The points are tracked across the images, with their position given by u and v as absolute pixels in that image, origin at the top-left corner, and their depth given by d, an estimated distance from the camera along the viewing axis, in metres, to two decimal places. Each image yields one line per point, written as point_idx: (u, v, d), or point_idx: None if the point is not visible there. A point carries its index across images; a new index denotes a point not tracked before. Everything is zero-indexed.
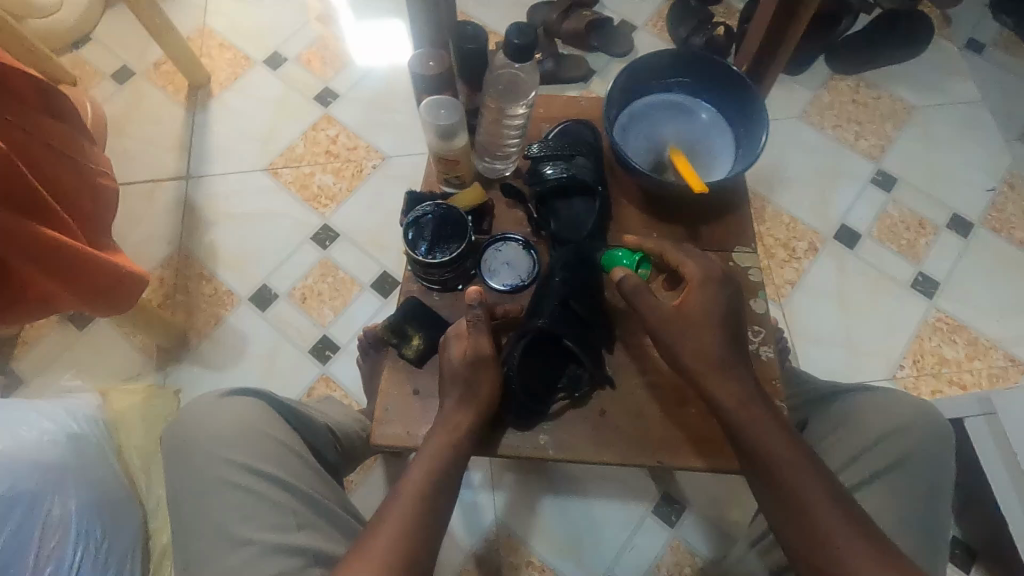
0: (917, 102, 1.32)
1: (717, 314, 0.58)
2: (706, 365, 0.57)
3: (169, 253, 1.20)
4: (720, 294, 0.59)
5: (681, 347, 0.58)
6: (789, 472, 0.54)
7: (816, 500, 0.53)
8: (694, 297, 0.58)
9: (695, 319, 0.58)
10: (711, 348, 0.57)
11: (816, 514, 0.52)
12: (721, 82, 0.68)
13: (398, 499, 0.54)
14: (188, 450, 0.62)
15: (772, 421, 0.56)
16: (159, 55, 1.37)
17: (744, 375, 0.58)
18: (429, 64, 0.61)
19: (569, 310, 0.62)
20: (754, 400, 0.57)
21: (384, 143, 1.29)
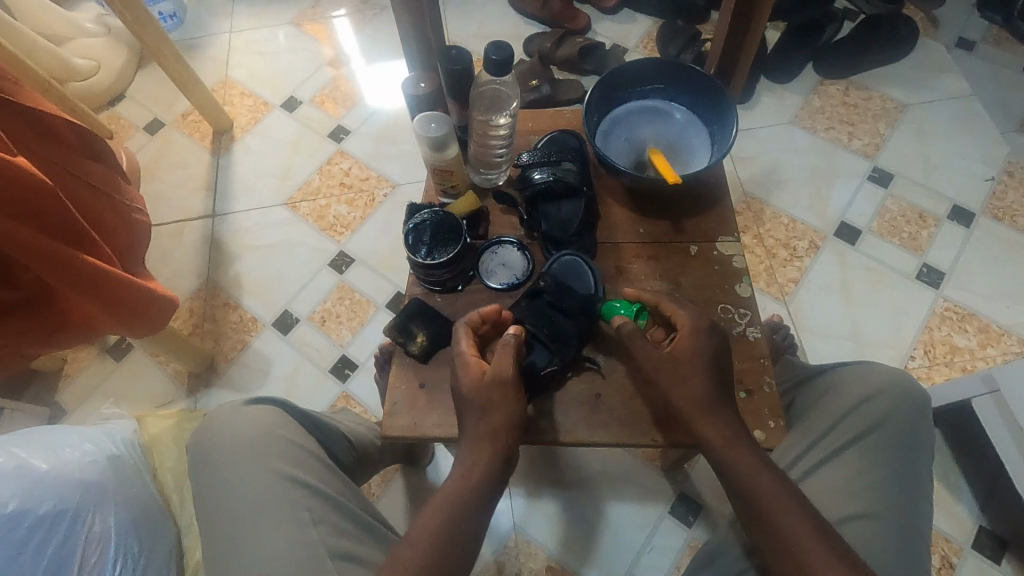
0: (908, 100, 1.35)
1: (708, 361, 0.59)
2: (694, 408, 0.58)
3: (198, 285, 1.27)
4: (710, 347, 0.60)
5: (673, 391, 0.59)
6: (769, 500, 0.55)
7: (799, 532, 0.53)
8: (683, 345, 0.60)
9: (685, 368, 0.59)
10: (698, 387, 0.59)
11: (799, 544, 0.52)
12: (692, 83, 0.73)
13: (413, 541, 0.54)
14: (213, 454, 0.66)
15: (758, 460, 0.56)
16: (187, 107, 1.49)
17: (730, 411, 0.59)
18: (420, 85, 0.70)
19: (557, 316, 0.65)
20: (739, 433, 0.58)
21: (394, 173, 1.37)
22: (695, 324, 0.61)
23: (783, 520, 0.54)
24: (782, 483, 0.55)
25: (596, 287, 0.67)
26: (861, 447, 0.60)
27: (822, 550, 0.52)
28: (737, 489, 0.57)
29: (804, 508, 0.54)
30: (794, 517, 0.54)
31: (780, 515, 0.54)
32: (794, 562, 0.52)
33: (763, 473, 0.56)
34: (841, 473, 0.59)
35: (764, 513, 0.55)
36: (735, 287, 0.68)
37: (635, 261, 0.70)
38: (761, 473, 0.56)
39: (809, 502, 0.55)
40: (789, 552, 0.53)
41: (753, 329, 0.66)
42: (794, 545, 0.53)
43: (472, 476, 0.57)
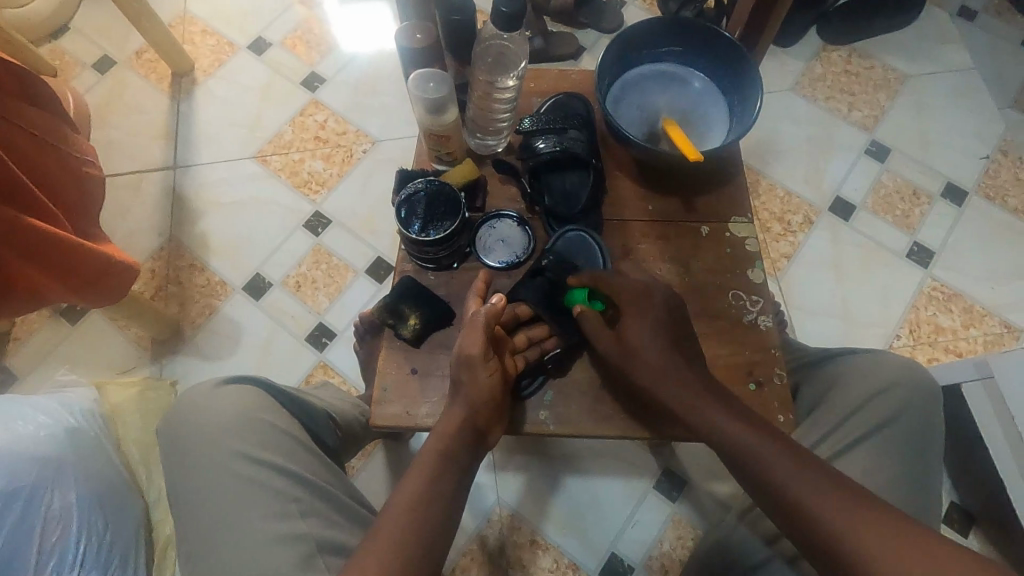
0: (909, 71, 1.32)
1: (651, 328, 0.58)
2: (658, 383, 0.57)
3: (160, 244, 1.18)
4: (653, 315, 0.58)
5: (634, 371, 0.58)
6: (753, 454, 0.52)
7: (792, 484, 0.50)
8: (630, 317, 0.59)
9: (634, 341, 0.58)
10: (651, 358, 0.57)
11: (798, 499, 0.49)
12: (714, 49, 0.67)
13: (392, 510, 0.51)
14: (187, 440, 0.61)
15: (733, 423, 0.54)
16: (141, 43, 1.34)
17: (692, 375, 0.57)
18: (416, 37, 0.61)
19: (557, 297, 0.62)
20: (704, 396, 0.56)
21: (373, 127, 1.27)
22: (632, 291, 0.59)
23: (771, 469, 0.51)
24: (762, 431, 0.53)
25: (602, 270, 0.63)
26: (874, 442, 0.59)
27: (818, 486, 0.49)
28: (726, 452, 0.54)
29: (790, 450, 0.52)
30: (781, 464, 0.51)
31: (770, 468, 0.51)
32: (794, 512, 0.49)
33: (741, 427, 0.54)
34: (854, 469, 0.58)
35: (753, 469, 0.52)
36: (747, 273, 0.65)
37: (643, 241, 0.66)
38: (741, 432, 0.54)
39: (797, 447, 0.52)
40: (786, 501, 0.50)
41: (763, 318, 0.63)
42: (788, 495, 0.50)
43: (453, 448, 0.55)
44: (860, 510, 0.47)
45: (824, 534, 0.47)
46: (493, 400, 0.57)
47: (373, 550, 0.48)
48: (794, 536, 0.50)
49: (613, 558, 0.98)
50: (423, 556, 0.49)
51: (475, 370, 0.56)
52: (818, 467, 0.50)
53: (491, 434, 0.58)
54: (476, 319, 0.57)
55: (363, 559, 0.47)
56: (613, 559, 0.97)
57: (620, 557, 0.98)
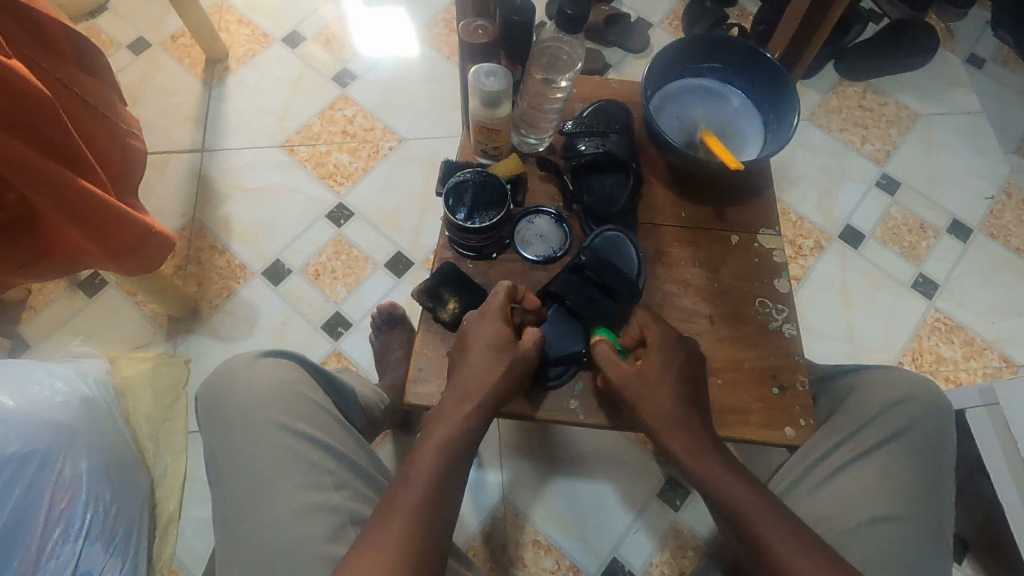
0: (920, 110, 1.36)
1: (676, 373, 0.59)
2: (662, 422, 0.58)
3: (182, 224, 1.19)
4: (678, 363, 0.60)
5: (644, 411, 0.58)
6: (750, 513, 0.55)
7: (781, 542, 0.53)
8: (653, 360, 0.59)
9: (653, 381, 0.59)
10: (667, 403, 0.58)
11: (782, 557, 0.52)
12: (753, 67, 0.70)
13: (406, 487, 0.53)
14: (226, 408, 0.62)
15: (726, 472, 0.57)
16: (177, 28, 1.37)
17: (697, 425, 0.58)
18: (478, 33, 0.64)
19: (596, 293, 0.64)
20: (707, 451, 0.57)
21: (400, 126, 1.30)
22: (665, 337, 0.60)
23: (765, 531, 0.54)
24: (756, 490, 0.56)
25: (638, 268, 0.65)
26: (892, 448, 0.61)
27: (807, 551, 0.52)
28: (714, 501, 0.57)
29: (783, 515, 0.55)
30: (777, 530, 0.53)
31: (757, 523, 0.54)
32: (778, 568, 0.52)
33: (744, 488, 0.56)
34: (871, 473, 0.60)
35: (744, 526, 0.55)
36: (773, 283, 0.67)
37: (675, 246, 0.68)
38: (730, 479, 0.56)
39: (785, 509, 0.55)
40: (772, 563, 0.53)
41: (787, 327, 0.65)
42: (775, 555, 0.52)
43: (473, 426, 0.57)
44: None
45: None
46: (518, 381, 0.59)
47: (391, 524, 0.51)
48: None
49: (614, 562, 0.98)
50: (435, 531, 0.52)
51: (500, 355, 0.58)
52: (799, 527, 0.54)
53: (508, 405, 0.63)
54: (496, 305, 0.60)
55: (380, 535, 0.50)
56: (614, 563, 0.98)
57: (620, 562, 0.98)
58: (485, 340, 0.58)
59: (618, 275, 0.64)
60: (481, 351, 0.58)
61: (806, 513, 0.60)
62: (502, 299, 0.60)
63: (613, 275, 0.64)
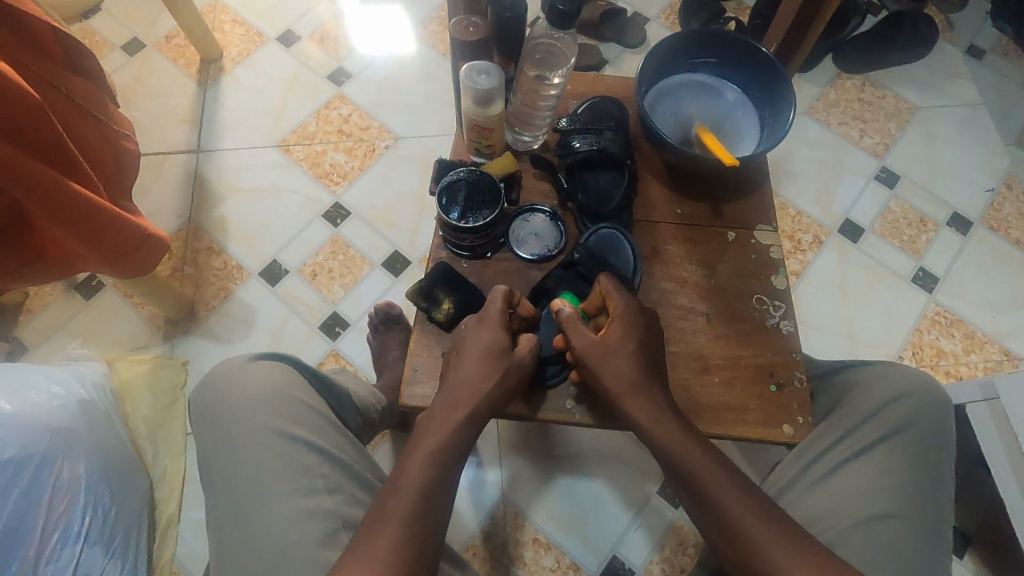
0: (919, 102, 1.36)
1: (638, 342, 0.59)
2: (625, 390, 0.58)
3: (178, 226, 1.19)
4: (639, 332, 0.60)
5: (605, 378, 0.58)
6: (712, 484, 0.55)
7: (744, 513, 0.53)
8: (616, 328, 0.59)
9: (616, 350, 0.58)
10: (629, 372, 0.58)
11: (745, 528, 0.53)
12: (748, 62, 0.70)
13: (399, 493, 0.53)
14: (220, 413, 0.62)
15: (689, 440, 0.57)
16: (171, 28, 1.36)
17: (657, 391, 0.59)
18: (469, 30, 0.63)
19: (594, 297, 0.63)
20: (669, 419, 0.58)
21: (396, 124, 1.29)
22: (626, 305, 0.60)
23: (726, 500, 0.54)
24: (717, 460, 0.56)
25: (633, 267, 0.64)
26: (890, 445, 0.61)
27: (768, 523, 0.53)
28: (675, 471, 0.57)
29: (737, 480, 0.55)
30: (739, 502, 0.54)
31: (720, 493, 0.55)
32: (733, 532, 0.53)
33: (702, 455, 0.56)
34: (869, 471, 0.60)
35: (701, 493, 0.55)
36: (770, 280, 0.67)
37: (672, 243, 0.68)
38: (694, 449, 0.56)
39: (745, 480, 0.56)
40: (728, 528, 0.54)
41: (784, 325, 0.65)
42: (731, 520, 0.53)
43: (467, 432, 0.56)
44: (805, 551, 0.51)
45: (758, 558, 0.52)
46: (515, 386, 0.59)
47: (384, 529, 0.51)
48: (730, 557, 0.54)
49: (614, 561, 0.98)
50: (428, 536, 0.52)
51: (495, 362, 0.58)
52: (760, 499, 0.54)
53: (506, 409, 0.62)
54: (493, 311, 0.60)
55: (372, 542, 0.50)
56: (614, 561, 0.98)
57: (620, 560, 0.98)
58: (482, 347, 0.58)
59: (617, 277, 0.64)
60: (477, 357, 0.58)
61: (804, 511, 0.60)
62: (499, 306, 0.60)
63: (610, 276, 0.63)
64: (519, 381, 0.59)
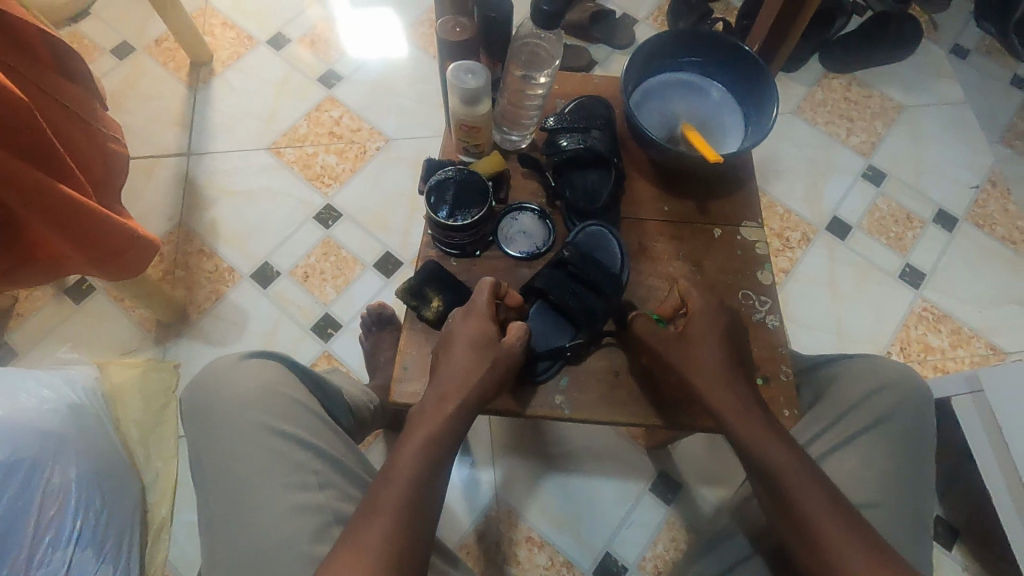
0: (905, 101, 1.37)
1: (718, 336, 0.60)
2: (705, 382, 0.58)
3: (169, 229, 1.19)
4: (719, 326, 0.60)
5: (686, 370, 0.59)
6: (791, 480, 0.54)
7: (819, 509, 0.52)
8: (697, 321, 0.60)
9: (697, 344, 0.59)
10: (707, 362, 0.59)
11: (821, 524, 0.52)
12: (733, 62, 0.71)
13: (389, 485, 0.53)
14: (212, 411, 0.62)
15: (770, 434, 0.56)
16: (161, 32, 1.36)
17: (741, 385, 0.59)
18: (456, 30, 0.63)
19: (580, 288, 0.64)
20: (754, 413, 0.57)
21: (387, 126, 1.30)
22: (704, 302, 0.61)
23: (802, 495, 0.53)
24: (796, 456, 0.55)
25: (622, 264, 0.65)
26: (871, 436, 0.62)
27: (842, 522, 0.51)
28: (753, 466, 0.56)
29: (809, 469, 0.54)
30: (817, 498, 0.53)
31: (796, 489, 0.53)
32: (797, 519, 0.53)
33: (773, 443, 0.56)
34: (851, 461, 0.61)
35: (770, 481, 0.55)
36: (756, 275, 0.68)
37: (659, 240, 0.69)
38: (774, 444, 0.55)
39: (826, 478, 0.54)
40: (801, 521, 0.52)
41: (769, 319, 0.66)
42: (798, 507, 0.53)
43: (457, 426, 0.57)
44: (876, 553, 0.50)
45: (823, 546, 0.51)
46: (503, 377, 0.59)
47: (374, 523, 0.51)
48: (805, 556, 0.53)
49: (607, 558, 0.99)
50: (419, 528, 0.52)
51: (482, 352, 0.59)
52: (837, 497, 0.53)
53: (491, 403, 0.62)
54: (478, 303, 0.61)
55: (361, 535, 0.50)
56: (608, 558, 0.99)
57: (614, 557, 0.99)
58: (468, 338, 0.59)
59: (602, 270, 0.64)
60: (463, 348, 0.59)
61: None
62: (486, 297, 0.60)
63: (595, 270, 0.63)
64: (509, 371, 0.60)
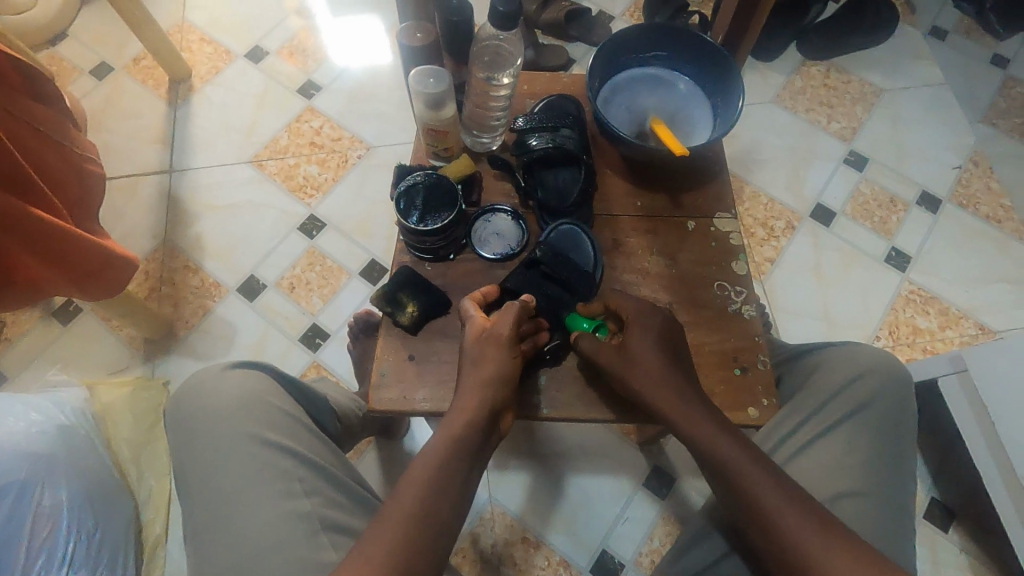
0: (884, 85, 1.37)
1: (655, 342, 0.60)
2: (651, 391, 0.59)
3: (154, 246, 1.19)
4: (652, 332, 0.60)
5: (630, 379, 0.59)
6: (743, 478, 0.55)
7: (774, 504, 0.53)
8: (633, 331, 0.60)
9: (634, 354, 0.60)
10: (650, 369, 0.59)
11: (778, 519, 0.53)
12: (699, 55, 0.71)
13: (404, 492, 0.53)
14: (193, 423, 0.62)
15: (718, 434, 0.57)
16: (139, 50, 1.37)
17: (684, 388, 0.59)
18: (417, 36, 0.66)
19: (555, 291, 0.65)
20: (696, 417, 0.58)
21: (367, 134, 1.30)
22: (638, 308, 0.61)
23: (756, 492, 0.54)
24: (746, 454, 0.56)
25: (594, 262, 0.66)
26: (853, 423, 0.62)
27: (797, 515, 0.52)
28: (709, 467, 0.57)
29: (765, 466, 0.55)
30: (771, 493, 0.54)
31: (751, 486, 0.54)
32: (762, 519, 0.53)
33: (727, 443, 0.56)
34: (834, 448, 0.61)
35: (728, 481, 0.56)
36: (731, 265, 0.68)
37: (633, 235, 0.69)
38: (724, 445, 0.56)
39: (780, 472, 0.55)
40: (761, 516, 0.53)
41: (745, 310, 0.66)
42: (760, 506, 0.53)
43: (459, 432, 0.56)
44: (836, 541, 0.51)
45: (789, 544, 0.52)
46: (510, 382, 0.59)
47: (378, 534, 0.50)
48: (768, 550, 0.54)
49: (604, 555, 0.99)
50: (437, 532, 0.51)
51: (493, 357, 0.59)
52: (793, 491, 0.54)
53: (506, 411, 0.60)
54: (471, 315, 0.61)
55: (378, 541, 0.50)
56: (604, 555, 0.99)
57: (610, 554, 0.99)
58: (479, 343, 0.59)
59: (579, 272, 0.64)
60: (469, 358, 0.59)
61: None
62: (475, 308, 0.62)
63: (572, 272, 0.64)
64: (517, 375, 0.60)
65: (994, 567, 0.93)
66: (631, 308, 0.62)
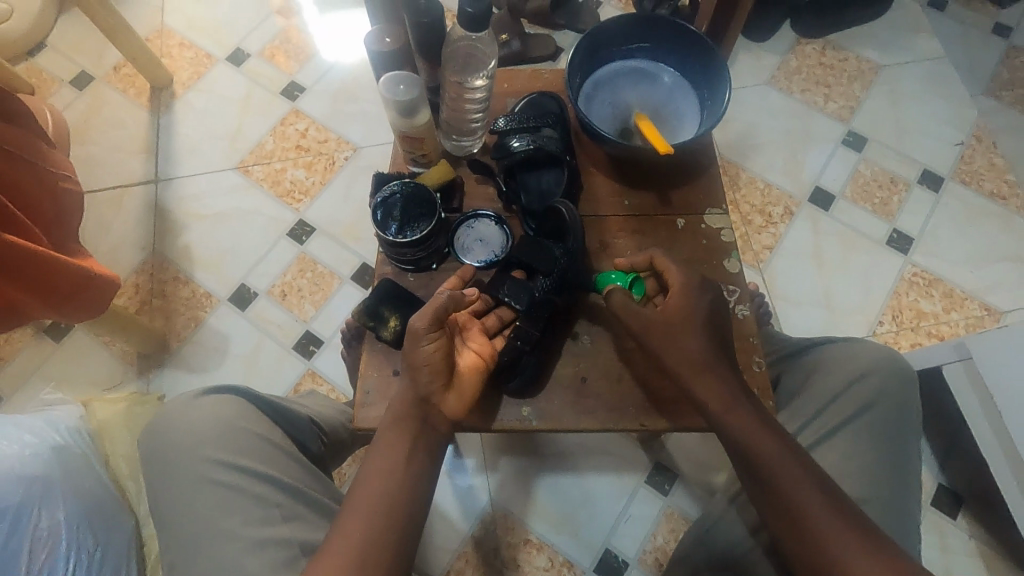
0: (882, 61, 1.33)
1: (702, 316, 0.59)
2: (690, 369, 0.58)
3: (143, 259, 1.18)
4: (702, 307, 0.59)
5: (668, 353, 0.58)
6: (774, 464, 0.54)
7: (799, 491, 0.53)
8: (677, 303, 0.59)
9: (677, 325, 0.58)
10: (694, 353, 0.57)
11: (802, 506, 0.52)
12: (683, 44, 0.68)
13: (364, 482, 0.54)
14: (166, 453, 0.62)
15: (753, 420, 0.56)
16: (118, 58, 1.34)
17: (727, 371, 0.58)
18: (386, 40, 0.64)
19: (522, 278, 0.63)
20: (739, 402, 0.57)
21: (353, 134, 1.27)
22: (683, 284, 0.60)
23: (785, 478, 0.54)
24: (782, 440, 0.56)
25: (574, 238, 0.61)
26: (854, 426, 0.61)
27: (821, 501, 0.53)
28: (738, 452, 0.56)
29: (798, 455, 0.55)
30: (798, 479, 0.53)
31: (779, 474, 0.54)
32: (788, 508, 0.53)
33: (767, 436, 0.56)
34: (835, 455, 0.60)
35: (760, 468, 0.55)
36: (723, 263, 0.66)
37: (620, 236, 0.67)
38: (758, 428, 0.56)
39: (808, 459, 0.55)
40: (786, 503, 0.53)
41: (739, 308, 0.64)
42: (791, 498, 0.53)
43: (408, 416, 0.57)
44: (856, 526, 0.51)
45: (818, 537, 0.51)
46: (431, 365, 0.56)
47: (346, 524, 0.52)
48: (786, 537, 0.53)
49: (608, 554, 0.98)
50: (395, 521, 0.52)
51: (417, 343, 0.56)
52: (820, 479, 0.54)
53: (438, 399, 0.57)
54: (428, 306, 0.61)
55: (340, 535, 0.51)
56: (607, 554, 0.98)
57: (614, 553, 0.98)
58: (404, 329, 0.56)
59: (546, 253, 0.62)
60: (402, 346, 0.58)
61: None
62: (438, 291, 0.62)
63: (532, 257, 0.62)
64: (444, 358, 0.56)
65: (1005, 555, 0.92)
66: (678, 277, 0.61)
